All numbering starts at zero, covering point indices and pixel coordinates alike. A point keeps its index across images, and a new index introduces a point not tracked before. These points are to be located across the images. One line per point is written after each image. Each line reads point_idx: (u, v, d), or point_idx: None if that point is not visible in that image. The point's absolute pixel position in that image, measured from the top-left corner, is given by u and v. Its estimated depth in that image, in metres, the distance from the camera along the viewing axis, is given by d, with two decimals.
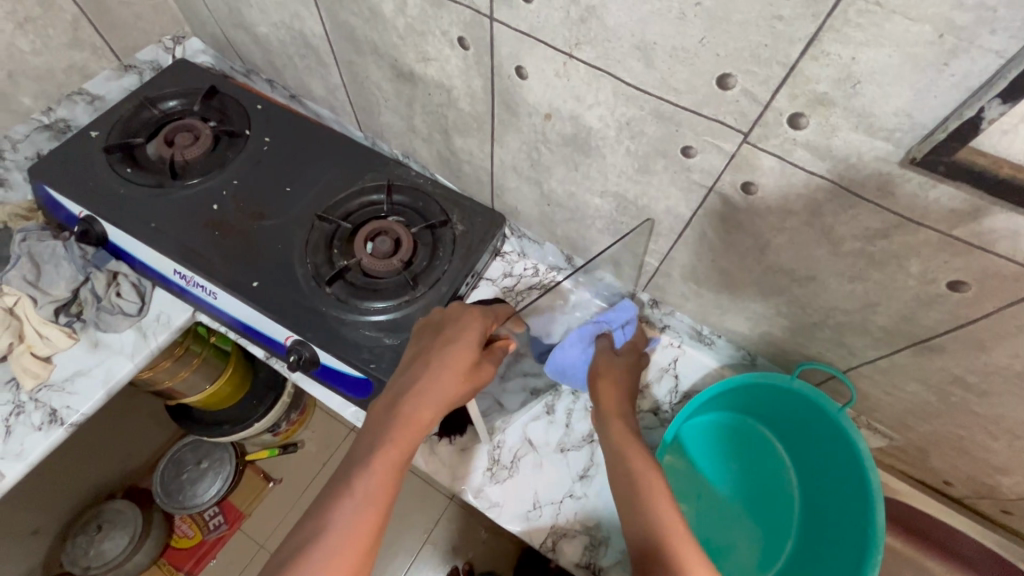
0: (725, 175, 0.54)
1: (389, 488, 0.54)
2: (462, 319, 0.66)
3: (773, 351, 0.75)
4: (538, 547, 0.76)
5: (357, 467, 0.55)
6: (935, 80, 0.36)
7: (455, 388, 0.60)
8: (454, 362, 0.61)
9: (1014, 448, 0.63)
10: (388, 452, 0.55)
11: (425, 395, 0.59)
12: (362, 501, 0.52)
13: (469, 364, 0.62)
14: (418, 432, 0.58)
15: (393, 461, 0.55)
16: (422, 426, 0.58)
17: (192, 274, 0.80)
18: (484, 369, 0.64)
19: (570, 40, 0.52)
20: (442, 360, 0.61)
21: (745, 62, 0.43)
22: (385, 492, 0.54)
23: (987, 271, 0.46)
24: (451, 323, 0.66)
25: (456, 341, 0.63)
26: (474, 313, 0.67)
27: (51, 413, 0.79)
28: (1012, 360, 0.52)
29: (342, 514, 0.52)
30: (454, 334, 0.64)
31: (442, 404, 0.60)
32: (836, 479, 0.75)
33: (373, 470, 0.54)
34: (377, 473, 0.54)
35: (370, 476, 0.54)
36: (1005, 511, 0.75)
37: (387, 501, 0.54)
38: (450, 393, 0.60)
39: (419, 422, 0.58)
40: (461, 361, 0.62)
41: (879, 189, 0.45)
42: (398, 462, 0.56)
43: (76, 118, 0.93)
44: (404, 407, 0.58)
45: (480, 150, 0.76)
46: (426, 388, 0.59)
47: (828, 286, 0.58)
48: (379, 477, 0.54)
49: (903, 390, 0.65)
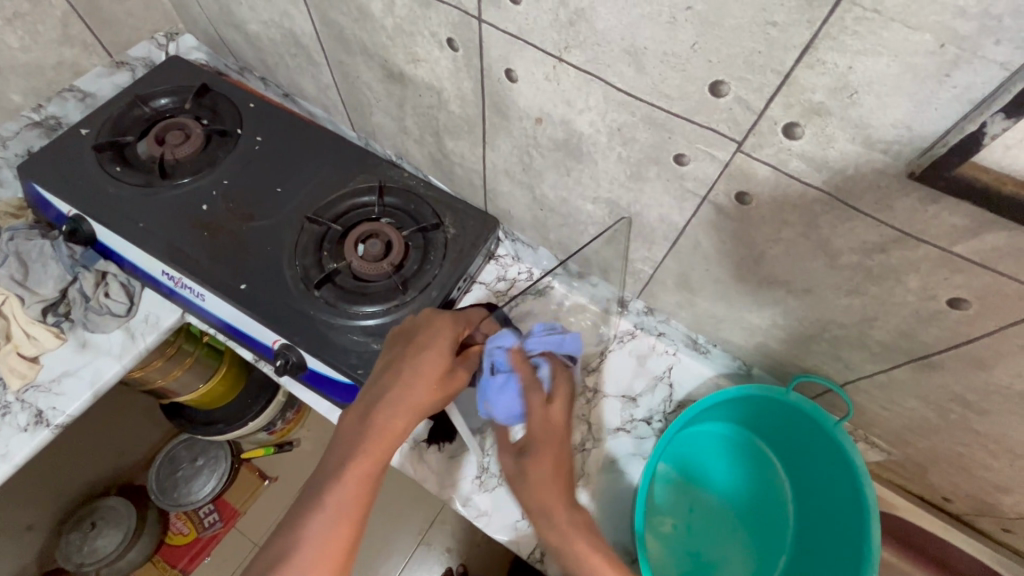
0: (719, 184, 0.52)
1: (362, 499, 0.55)
2: (434, 324, 0.66)
3: (769, 361, 0.73)
4: (526, 557, 0.74)
5: (329, 479, 0.55)
6: (936, 92, 0.35)
7: (427, 395, 0.61)
8: (426, 369, 0.62)
9: (1016, 467, 0.61)
10: (360, 463, 0.56)
11: (397, 403, 0.59)
12: (335, 514, 0.53)
13: (441, 370, 0.63)
14: (391, 441, 0.58)
15: (365, 472, 0.56)
16: (395, 435, 0.59)
17: (179, 275, 0.79)
18: (458, 376, 0.65)
19: (559, 44, 0.50)
20: (413, 366, 0.62)
21: (738, 68, 0.41)
22: (358, 503, 0.55)
23: (990, 288, 0.44)
24: (423, 328, 0.66)
25: (427, 348, 0.63)
26: (447, 318, 0.67)
27: (38, 414, 0.78)
28: (1014, 379, 0.50)
29: (315, 527, 0.53)
30: (426, 340, 0.64)
31: (415, 411, 0.60)
32: (831, 492, 0.73)
33: (345, 482, 0.55)
34: (349, 486, 0.55)
35: (343, 488, 0.54)
36: (1006, 529, 0.73)
37: (360, 513, 0.55)
38: (423, 400, 0.61)
39: (392, 432, 0.58)
40: (433, 368, 0.62)
41: (877, 201, 0.43)
42: (371, 473, 0.56)
43: (67, 115, 0.92)
44: (377, 416, 0.59)
45: (472, 153, 0.74)
46: (398, 397, 0.60)
47: (825, 298, 0.56)
48: (351, 489, 0.55)
49: (902, 406, 0.63)
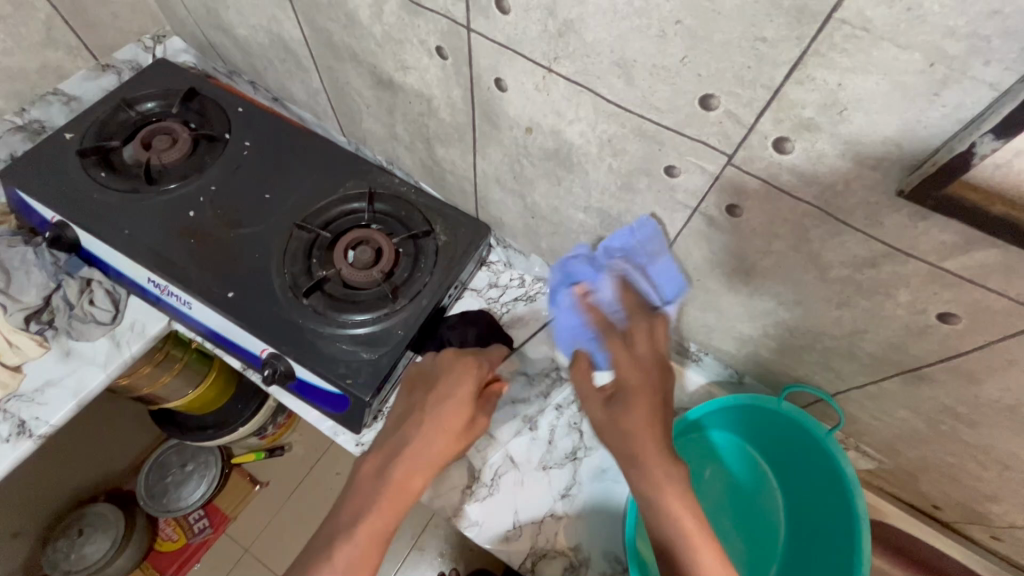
0: (709, 196, 0.52)
1: (373, 557, 0.57)
2: (457, 371, 0.67)
3: (761, 370, 0.73)
4: (517, 568, 0.74)
5: (341, 535, 0.57)
6: (926, 111, 0.34)
7: (447, 450, 0.62)
8: (446, 422, 0.63)
9: (1005, 478, 0.61)
10: (373, 520, 0.57)
11: (416, 458, 0.61)
12: (345, 573, 0.55)
13: (460, 424, 0.64)
14: (407, 497, 0.60)
15: (377, 531, 0.57)
16: (411, 492, 0.60)
17: (165, 283, 0.78)
18: (477, 425, 0.66)
19: (549, 55, 0.49)
20: (434, 421, 0.63)
21: (729, 83, 0.41)
22: (369, 560, 0.56)
23: (979, 304, 0.44)
24: (445, 375, 0.66)
25: (449, 401, 0.64)
26: (469, 364, 0.68)
27: (20, 425, 0.77)
28: (1004, 393, 0.50)
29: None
30: (448, 390, 0.65)
31: (433, 466, 0.62)
32: (824, 504, 0.72)
33: (358, 538, 0.56)
34: (361, 543, 0.56)
35: (354, 545, 0.56)
36: (994, 537, 0.74)
37: (370, 571, 0.56)
38: (442, 455, 0.62)
39: (409, 488, 0.60)
40: (454, 422, 0.63)
41: (867, 217, 0.43)
42: (384, 530, 0.58)
43: (51, 119, 0.91)
44: (394, 471, 0.60)
45: (463, 160, 0.73)
46: (417, 453, 0.61)
47: (816, 311, 0.56)
48: (363, 546, 0.56)
49: (893, 416, 0.63)
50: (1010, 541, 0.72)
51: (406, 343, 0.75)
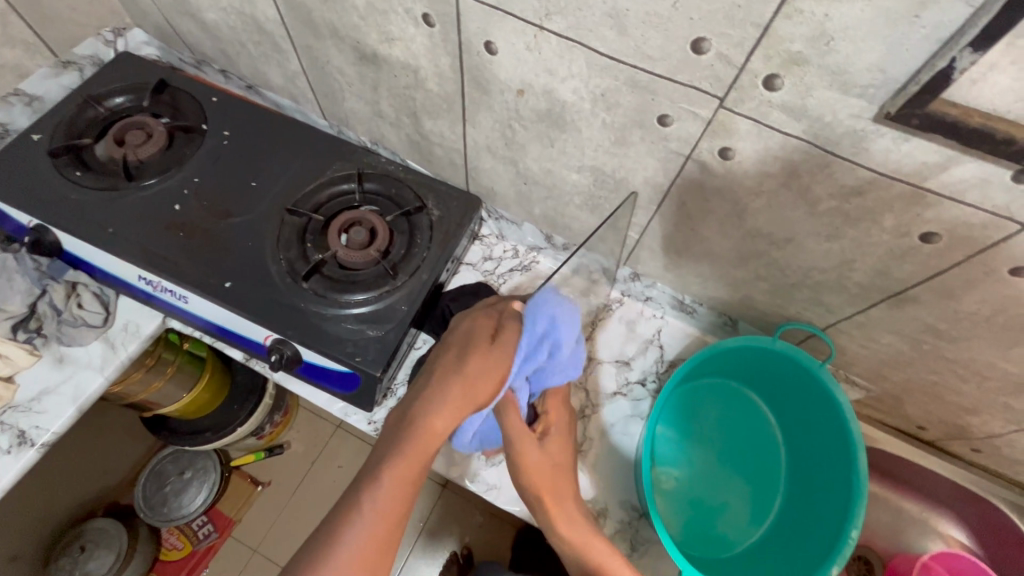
0: (702, 142, 0.54)
1: (402, 501, 0.58)
2: (468, 324, 0.66)
3: (754, 314, 0.77)
4: (538, 525, 0.76)
5: (368, 480, 0.58)
6: (907, 33, 0.37)
7: (467, 396, 0.61)
8: (464, 369, 0.61)
9: (984, 389, 0.66)
10: (400, 467, 0.58)
11: (437, 407, 0.60)
12: (374, 515, 0.56)
13: (480, 370, 0.61)
14: (430, 443, 0.60)
15: (403, 475, 0.58)
16: (434, 434, 0.60)
17: (158, 279, 0.77)
18: (500, 366, 0.63)
19: (539, 12, 0.50)
20: (455, 370, 0.61)
21: (719, 24, 0.43)
22: (397, 504, 0.57)
23: (958, 220, 0.47)
24: (458, 325, 0.66)
25: (471, 354, 0.62)
26: (479, 315, 0.67)
27: (20, 435, 0.75)
28: (981, 305, 0.54)
29: (355, 529, 0.56)
30: (458, 337, 0.65)
31: (456, 414, 0.61)
32: (820, 428, 0.76)
33: (386, 483, 0.57)
34: (387, 487, 0.57)
35: (382, 490, 0.57)
36: (974, 449, 0.79)
37: (398, 515, 0.58)
38: (464, 403, 0.61)
39: (432, 433, 0.60)
40: (475, 368, 0.61)
41: (853, 145, 0.46)
42: (409, 473, 0.58)
43: (14, 121, 0.87)
44: (416, 420, 0.60)
45: (452, 131, 0.74)
46: (438, 399, 0.60)
47: (806, 246, 0.59)
48: (391, 491, 0.57)
49: (880, 342, 0.67)
50: (990, 451, 0.78)
51: (410, 317, 0.75)
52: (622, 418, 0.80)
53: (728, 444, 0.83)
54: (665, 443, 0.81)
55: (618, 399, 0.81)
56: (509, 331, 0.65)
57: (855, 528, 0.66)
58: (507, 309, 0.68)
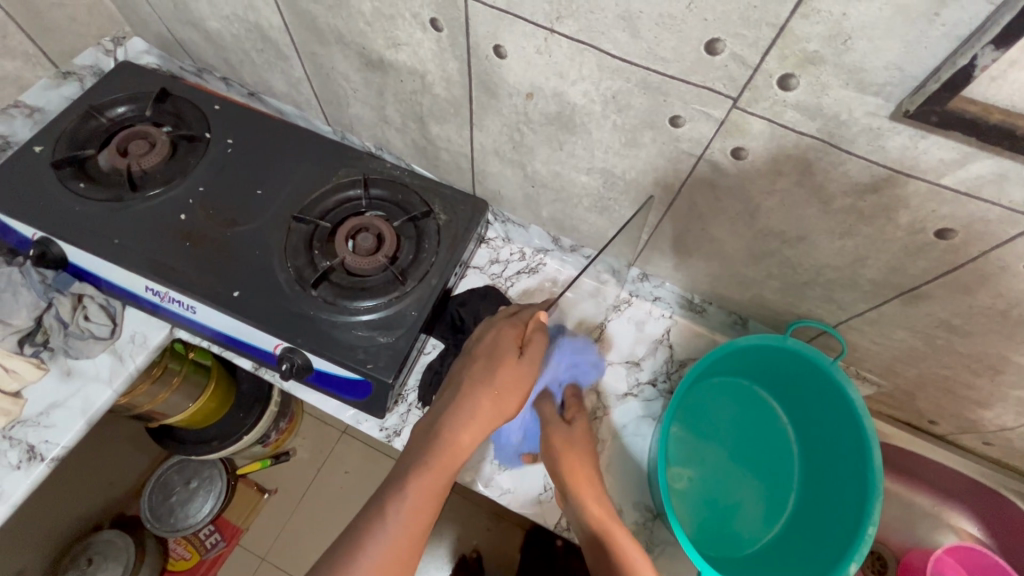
0: (714, 143, 0.54)
1: (425, 513, 0.58)
2: (493, 334, 0.66)
3: (765, 312, 0.77)
4: (553, 528, 0.76)
5: (394, 488, 0.58)
6: (926, 31, 0.37)
7: (495, 408, 0.62)
8: (492, 381, 0.62)
9: (997, 383, 0.66)
10: (426, 477, 0.58)
11: (465, 419, 0.61)
12: (399, 522, 0.56)
13: (508, 382, 0.63)
14: (457, 456, 0.60)
15: (428, 485, 0.58)
16: (461, 446, 0.61)
17: (165, 289, 0.76)
18: (525, 376, 0.64)
19: (551, 15, 0.50)
20: (482, 383, 0.62)
21: (735, 25, 0.43)
22: (421, 514, 0.58)
23: (975, 216, 0.47)
24: (483, 337, 0.66)
25: (498, 365, 0.63)
26: (505, 325, 0.66)
27: (29, 450, 0.74)
28: (996, 300, 0.54)
29: (378, 539, 0.56)
30: (485, 348, 0.65)
31: (483, 427, 0.62)
32: (833, 424, 0.77)
33: (412, 492, 0.58)
34: (413, 497, 0.57)
35: (408, 499, 0.57)
36: (986, 442, 0.80)
37: (422, 526, 0.57)
38: (491, 415, 0.62)
39: (459, 446, 0.60)
40: (504, 380, 0.62)
41: (869, 143, 0.46)
42: (435, 483, 0.59)
43: (15, 133, 0.86)
44: (443, 432, 0.61)
45: (458, 136, 0.74)
46: (467, 413, 0.61)
47: (819, 244, 0.59)
48: (416, 501, 0.57)
49: (892, 338, 0.67)
50: (1001, 444, 0.78)
51: (421, 323, 0.75)
52: (634, 419, 0.80)
53: (740, 441, 0.83)
54: (678, 443, 0.81)
55: (629, 400, 0.81)
56: (536, 342, 0.65)
57: (872, 524, 0.66)
58: (530, 321, 0.67)
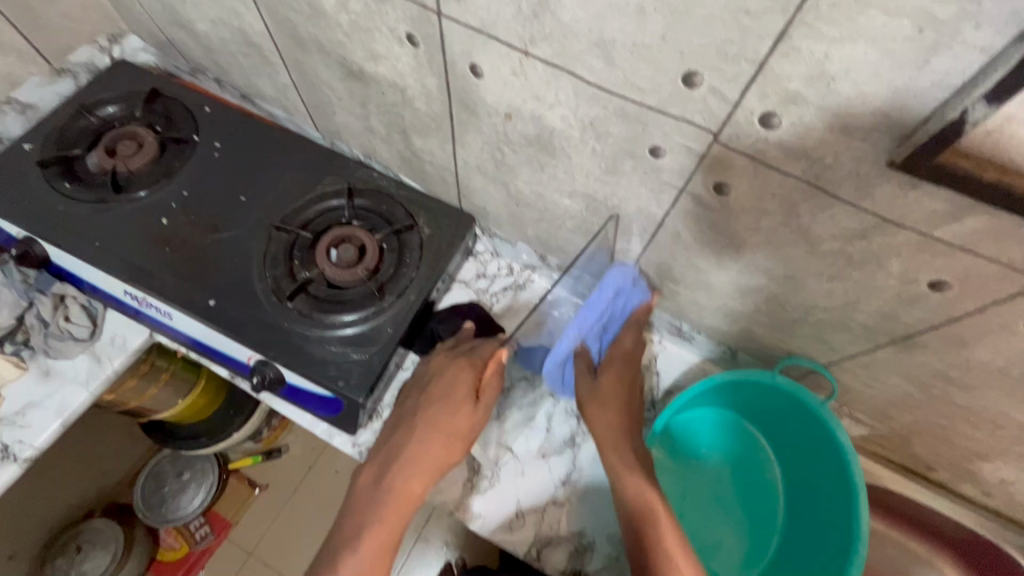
0: (696, 176, 0.51)
1: (379, 570, 0.58)
2: (450, 374, 0.65)
3: (754, 346, 0.74)
4: (523, 557, 0.74)
5: (345, 548, 0.58)
6: (915, 78, 0.33)
7: (445, 453, 0.62)
8: (443, 427, 0.63)
9: (996, 437, 0.62)
10: (378, 531, 0.58)
11: (415, 466, 0.61)
12: None
13: (462, 426, 0.63)
14: (408, 506, 0.60)
15: (379, 543, 0.58)
16: (412, 497, 0.60)
17: (143, 295, 0.76)
18: (480, 419, 0.64)
19: (524, 37, 0.47)
20: (435, 429, 0.62)
21: (712, 59, 0.40)
22: (376, 573, 0.57)
23: (970, 271, 0.44)
24: (438, 377, 0.66)
25: (453, 412, 0.63)
26: (461, 365, 0.65)
27: (3, 449, 0.74)
28: (994, 356, 0.51)
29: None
30: (439, 392, 0.64)
31: (433, 473, 0.62)
32: (823, 471, 0.73)
33: (363, 551, 0.58)
34: (366, 555, 0.57)
35: (360, 558, 0.57)
36: (986, 493, 0.75)
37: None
38: (441, 460, 0.62)
39: (409, 496, 0.60)
40: (457, 426, 0.63)
41: (857, 189, 0.42)
42: (387, 539, 0.58)
43: (7, 129, 0.86)
44: (394, 481, 0.60)
45: (442, 151, 0.71)
46: (418, 460, 0.61)
47: (808, 284, 0.56)
48: (369, 557, 0.57)
49: (885, 383, 0.64)
50: (1001, 495, 0.74)
51: (397, 341, 0.73)
52: None
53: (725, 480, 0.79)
54: (658, 475, 0.78)
55: None
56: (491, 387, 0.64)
57: None
58: (490, 360, 0.65)
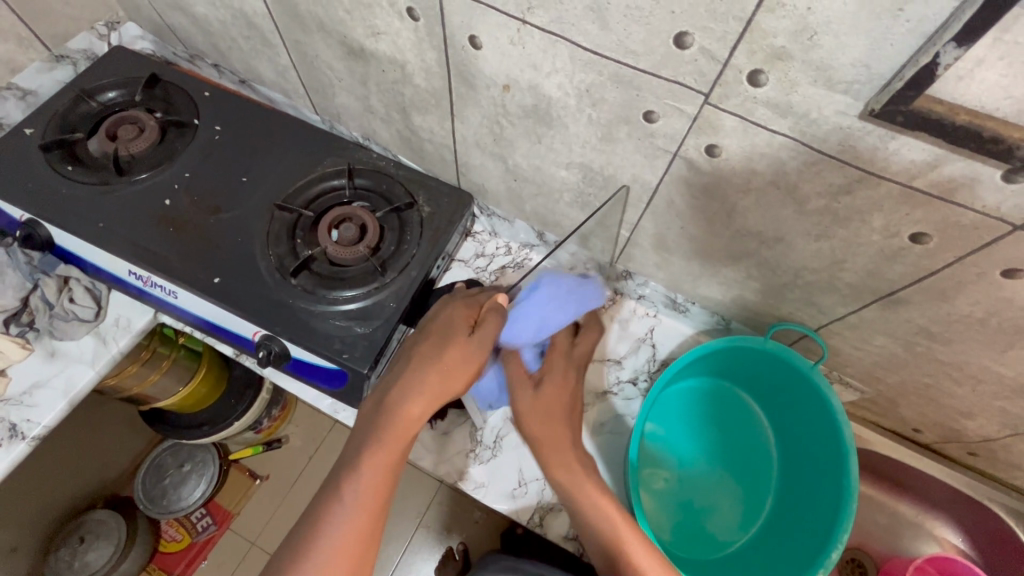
0: (688, 139, 0.53)
1: (382, 493, 0.58)
2: (447, 312, 0.66)
3: (747, 314, 0.76)
4: (525, 524, 0.75)
5: (347, 471, 0.58)
6: (891, 27, 0.36)
7: (444, 381, 0.61)
8: (441, 356, 0.62)
9: (978, 392, 0.65)
10: (378, 455, 0.58)
11: (412, 393, 0.60)
12: (355, 504, 0.56)
13: (459, 358, 0.63)
14: (407, 431, 0.60)
15: (381, 465, 0.58)
16: (411, 421, 0.60)
17: (148, 274, 0.76)
18: (479, 353, 0.64)
19: (522, 5, 0.49)
20: (432, 359, 0.62)
21: (702, 18, 0.42)
22: (377, 493, 0.57)
23: (949, 220, 0.46)
24: (436, 314, 0.66)
25: (448, 345, 0.63)
26: (460, 304, 0.67)
27: (11, 428, 0.75)
28: (974, 308, 0.53)
29: (336, 522, 0.55)
30: (437, 324, 0.65)
31: (431, 403, 0.61)
32: (813, 433, 0.76)
33: (363, 473, 0.57)
34: (367, 479, 0.57)
35: (360, 481, 0.57)
36: (971, 453, 0.78)
37: (380, 505, 0.57)
38: (439, 388, 0.61)
39: (408, 421, 0.60)
40: (453, 355, 0.62)
41: (841, 143, 0.45)
42: (386, 463, 0.58)
43: (7, 115, 0.87)
44: (391, 409, 0.60)
45: (440, 127, 0.73)
46: (416, 386, 0.61)
47: (796, 245, 0.58)
48: (370, 479, 0.57)
49: (872, 344, 0.66)
50: (986, 455, 0.77)
51: (399, 315, 0.75)
52: (612, 417, 0.79)
53: (719, 445, 0.82)
54: (654, 443, 0.80)
55: (609, 398, 0.79)
56: (489, 322, 0.66)
57: (844, 532, 0.65)
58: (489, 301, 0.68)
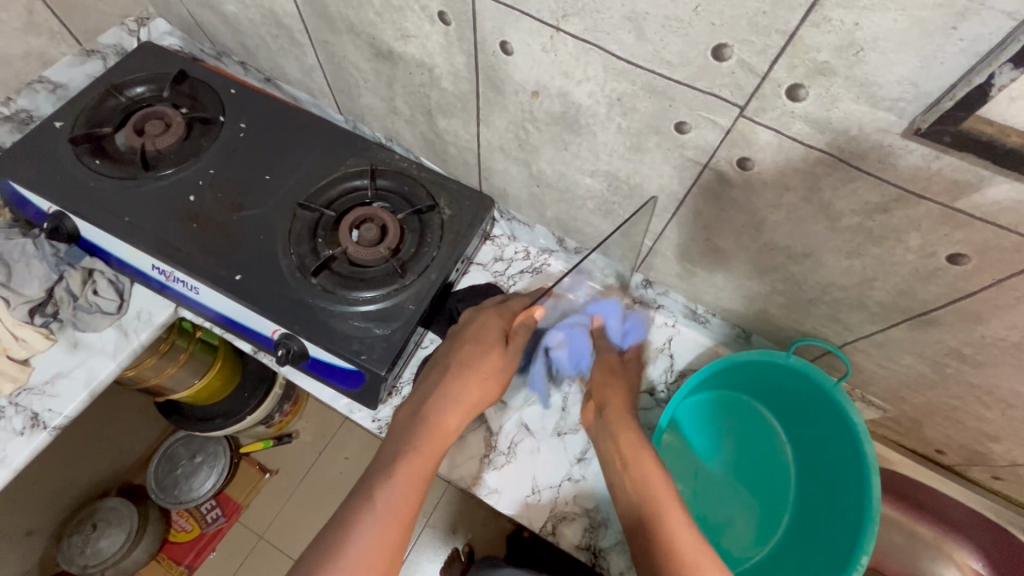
0: (720, 151, 0.52)
1: (413, 500, 0.58)
2: (479, 322, 0.69)
3: (770, 328, 0.75)
4: (537, 531, 0.74)
5: (380, 478, 0.58)
6: (942, 46, 0.35)
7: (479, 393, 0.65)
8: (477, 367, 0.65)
9: (1008, 416, 0.63)
10: (413, 462, 0.59)
11: (451, 403, 0.63)
12: (387, 510, 0.56)
13: (494, 368, 0.66)
14: (443, 440, 0.62)
15: (415, 472, 0.59)
16: (446, 432, 0.63)
17: (171, 269, 0.77)
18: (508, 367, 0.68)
19: (556, 12, 0.49)
20: (468, 366, 0.65)
21: (743, 31, 0.41)
22: (408, 501, 0.57)
23: (989, 242, 0.45)
24: (469, 326, 0.70)
25: (484, 353, 0.66)
26: (492, 316, 0.70)
27: (33, 417, 0.76)
28: (1009, 331, 0.52)
29: (366, 526, 0.55)
30: (473, 337, 0.68)
31: (468, 412, 0.64)
32: (835, 450, 0.74)
33: (398, 478, 0.58)
34: (399, 484, 0.58)
35: (395, 487, 0.57)
36: (996, 477, 0.76)
37: (411, 512, 0.57)
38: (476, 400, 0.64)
39: (444, 430, 0.63)
40: (488, 365, 0.66)
41: (880, 161, 0.44)
42: (423, 470, 0.59)
43: (39, 109, 0.90)
44: (428, 417, 0.62)
45: (466, 131, 0.73)
46: (453, 398, 0.64)
47: (825, 262, 0.57)
48: (404, 486, 0.58)
49: (899, 363, 0.65)
50: (1011, 479, 0.75)
51: (417, 318, 0.74)
52: None
53: (738, 460, 0.81)
54: (673, 456, 0.79)
55: None
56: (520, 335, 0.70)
57: (865, 553, 0.63)
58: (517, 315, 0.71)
